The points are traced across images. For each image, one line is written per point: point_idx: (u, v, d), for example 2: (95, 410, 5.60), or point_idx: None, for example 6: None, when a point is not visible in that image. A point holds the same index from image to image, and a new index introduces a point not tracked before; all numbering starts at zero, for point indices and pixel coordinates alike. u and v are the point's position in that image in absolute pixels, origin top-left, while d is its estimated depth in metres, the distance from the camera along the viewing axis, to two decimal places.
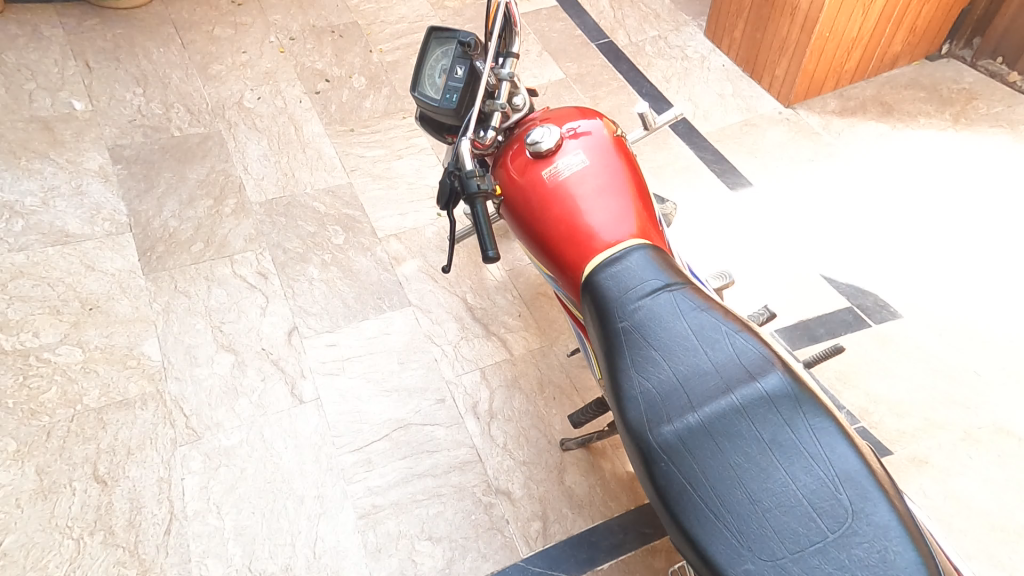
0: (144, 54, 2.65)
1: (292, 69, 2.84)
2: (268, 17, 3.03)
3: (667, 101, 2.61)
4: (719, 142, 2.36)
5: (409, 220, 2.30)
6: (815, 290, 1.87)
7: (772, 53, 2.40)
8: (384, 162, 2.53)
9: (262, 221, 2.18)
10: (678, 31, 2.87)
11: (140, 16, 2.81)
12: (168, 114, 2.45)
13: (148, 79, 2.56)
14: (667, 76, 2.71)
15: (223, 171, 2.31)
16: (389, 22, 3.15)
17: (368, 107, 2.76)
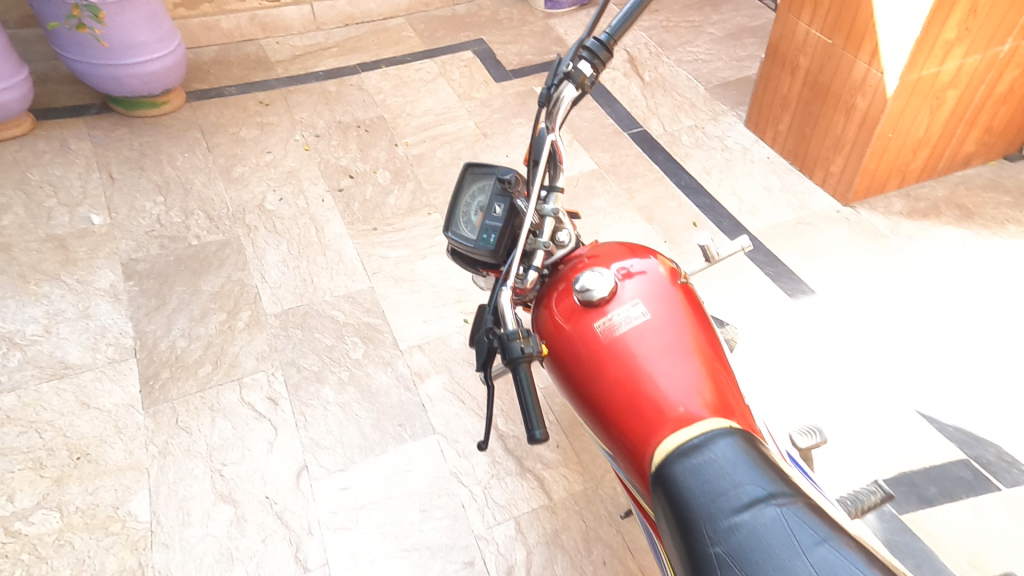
0: (169, 160, 2.69)
1: (317, 167, 2.83)
2: (294, 116, 3.09)
3: (707, 193, 2.53)
4: (771, 240, 2.26)
5: (433, 329, 2.12)
6: (905, 422, 1.71)
7: (825, 149, 2.35)
8: (409, 262, 2.40)
9: (277, 335, 2.04)
10: (716, 119, 2.84)
11: (168, 123, 2.87)
12: (187, 222, 2.42)
13: (171, 185, 2.57)
14: (706, 167, 2.63)
15: (239, 280, 2.22)
16: (414, 115, 3.17)
17: (393, 203, 2.69)
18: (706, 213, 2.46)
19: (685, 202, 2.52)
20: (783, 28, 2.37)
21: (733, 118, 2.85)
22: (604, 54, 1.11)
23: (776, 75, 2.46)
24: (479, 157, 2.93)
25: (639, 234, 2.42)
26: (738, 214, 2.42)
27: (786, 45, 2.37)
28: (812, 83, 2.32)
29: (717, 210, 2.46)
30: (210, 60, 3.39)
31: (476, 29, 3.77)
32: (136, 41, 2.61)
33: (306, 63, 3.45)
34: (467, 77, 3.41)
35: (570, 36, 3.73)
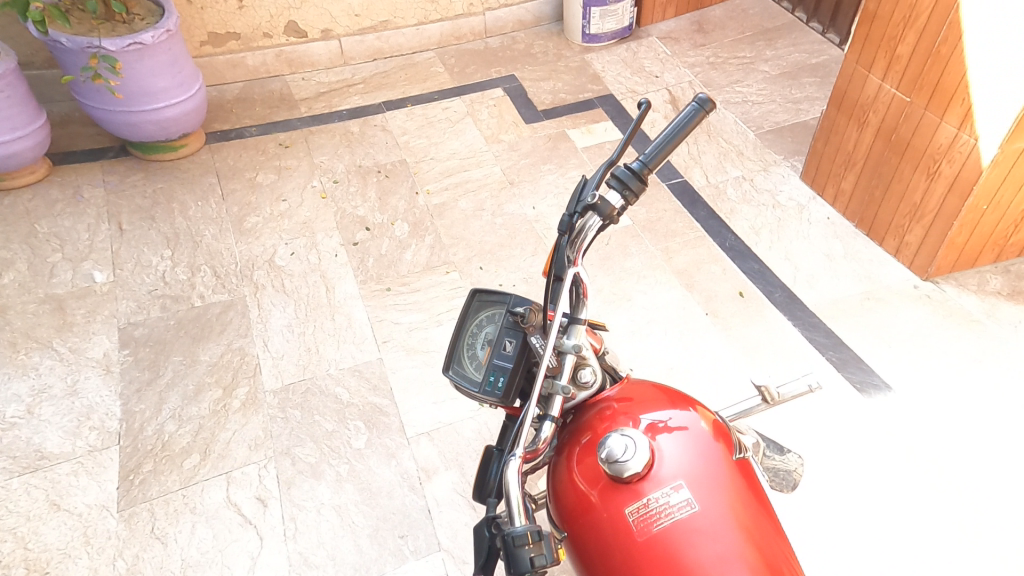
0: (181, 209, 2.59)
1: (332, 217, 2.68)
2: (314, 158, 2.96)
3: (756, 258, 2.35)
4: (833, 318, 2.09)
5: (445, 412, 1.91)
6: (1000, 555, 1.58)
7: (899, 215, 2.19)
8: (422, 330, 2.22)
9: (273, 418, 1.89)
10: (766, 172, 2.73)
11: (185, 167, 2.78)
12: (192, 280, 2.31)
13: (180, 236, 2.47)
14: (754, 226, 2.48)
15: (239, 347, 2.10)
16: (438, 159, 3.01)
17: (408, 260, 2.52)
18: (753, 281, 2.27)
19: (729, 267, 2.34)
20: (850, 82, 2.25)
21: (786, 170, 2.74)
22: (637, 181, 0.89)
23: (839, 129, 2.34)
24: (504, 208, 2.73)
25: (675, 300, 2.24)
26: (791, 284, 2.23)
27: (853, 100, 2.25)
28: (884, 142, 2.18)
29: (767, 277, 2.27)
30: (234, 98, 3.30)
31: (508, 64, 3.61)
32: (155, 87, 2.53)
33: (331, 101, 3.33)
34: (496, 117, 3.25)
35: (608, 72, 3.51)
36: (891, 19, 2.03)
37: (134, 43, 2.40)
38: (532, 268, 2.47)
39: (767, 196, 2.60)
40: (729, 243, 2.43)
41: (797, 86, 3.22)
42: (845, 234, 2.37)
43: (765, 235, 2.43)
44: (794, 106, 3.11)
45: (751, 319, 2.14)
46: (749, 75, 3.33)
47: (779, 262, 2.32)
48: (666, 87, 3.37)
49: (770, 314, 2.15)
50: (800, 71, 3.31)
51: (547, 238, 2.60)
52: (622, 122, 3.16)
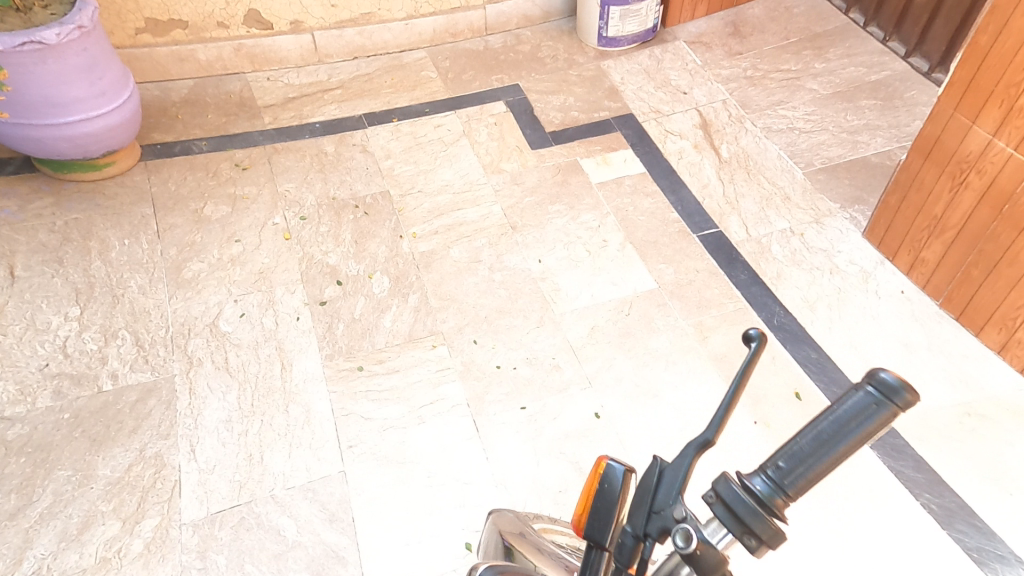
0: (101, 249, 2.14)
1: (297, 264, 2.19)
2: (278, 185, 2.48)
3: (811, 342, 1.99)
4: (923, 441, 1.74)
5: (425, 556, 1.53)
6: None
7: (1008, 301, 1.84)
8: (400, 430, 1.77)
9: (185, 570, 1.49)
10: (819, 225, 2.31)
11: (109, 190, 2.32)
12: (104, 352, 1.88)
13: (94, 289, 2.03)
14: (808, 297, 2.10)
15: (155, 456, 1.68)
16: (428, 192, 2.53)
17: (387, 327, 2.03)
18: (810, 375, 1.91)
19: (779, 353, 1.95)
20: (943, 132, 1.86)
21: (844, 223, 2.31)
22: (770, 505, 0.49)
23: (925, 186, 1.96)
24: (504, 260, 2.26)
25: (715, 401, 1.86)
26: (860, 384, 1.87)
27: (947, 154, 1.87)
28: (991, 213, 1.81)
29: (828, 371, 1.91)
30: (182, 101, 2.79)
31: (511, 71, 3.10)
32: (68, 97, 2.06)
33: (301, 110, 2.83)
34: (497, 139, 2.77)
35: (628, 84, 3.00)
36: (1012, 63, 1.63)
37: (31, 41, 1.92)
38: (536, 342, 2.01)
39: (821, 257, 2.21)
40: (779, 320, 2.05)
41: (853, 111, 2.74)
42: (926, 319, 2.02)
43: (822, 309, 2.06)
44: (850, 136, 2.64)
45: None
46: (794, 94, 2.85)
47: (841, 350, 1.97)
48: (695, 106, 2.86)
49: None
50: (856, 90, 2.83)
51: (556, 301, 2.14)
52: (643, 150, 2.68)
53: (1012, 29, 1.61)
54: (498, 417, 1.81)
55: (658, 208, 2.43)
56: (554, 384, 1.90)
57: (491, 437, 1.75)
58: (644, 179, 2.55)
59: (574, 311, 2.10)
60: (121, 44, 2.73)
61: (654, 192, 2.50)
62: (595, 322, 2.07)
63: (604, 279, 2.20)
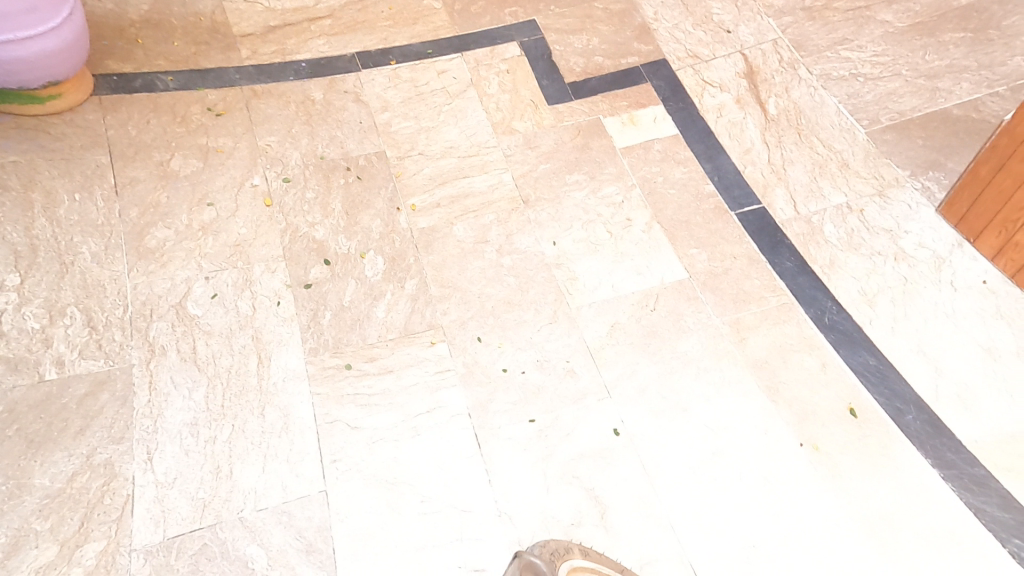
0: (47, 204, 1.89)
1: (279, 238, 1.94)
2: (257, 138, 2.17)
3: (871, 348, 1.70)
4: (1008, 470, 1.55)
5: None
6: None
7: None
8: (392, 443, 1.60)
9: None
10: (884, 198, 1.99)
11: (55, 130, 2.03)
12: (48, 333, 1.69)
13: (38, 254, 1.81)
14: (866, 289, 1.80)
15: (103, 464, 1.54)
16: (430, 156, 2.20)
17: (380, 319, 1.79)
18: (867, 386, 1.65)
19: (830, 359, 1.68)
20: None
21: (912, 195, 1.99)
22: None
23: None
24: (514, 241, 1.97)
25: (754, 417, 1.59)
26: (932, 401, 1.63)
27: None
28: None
29: (891, 382, 1.65)
30: (142, 20, 2.39)
31: (529, 1, 2.65)
32: None
33: (285, 43, 2.45)
34: (509, 91, 2.40)
35: (662, 21, 2.55)
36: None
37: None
38: (549, 342, 1.73)
39: (884, 239, 1.90)
40: (831, 318, 1.75)
41: (935, 48, 2.30)
42: (1013, 316, 1.76)
43: (884, 304, 1.78)
44: (929, 82, 2.23)
45: (868, 459, 1.55)
46: (863, 29, 2.40)
47: (907, 355, 1.70)
48: (740, 48, 2.43)
49: (901, 451, 1.56)
50: (939, 19, 2.36)
51: (572, 293, 1.83)
52: (675, 106, 2.31)
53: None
54: (504, 431, 1.60)
55: (690, 180, 2.09)
56: (567, 393, 1.64)
57: (495, 455, 1.57)
58: (676, 143, 2.20)
59: (592, 306, 1.79)
60: None
61: (686, 159, 2.15)
62: (616, 320, 1.76)
63: (627, 268, 1.87)
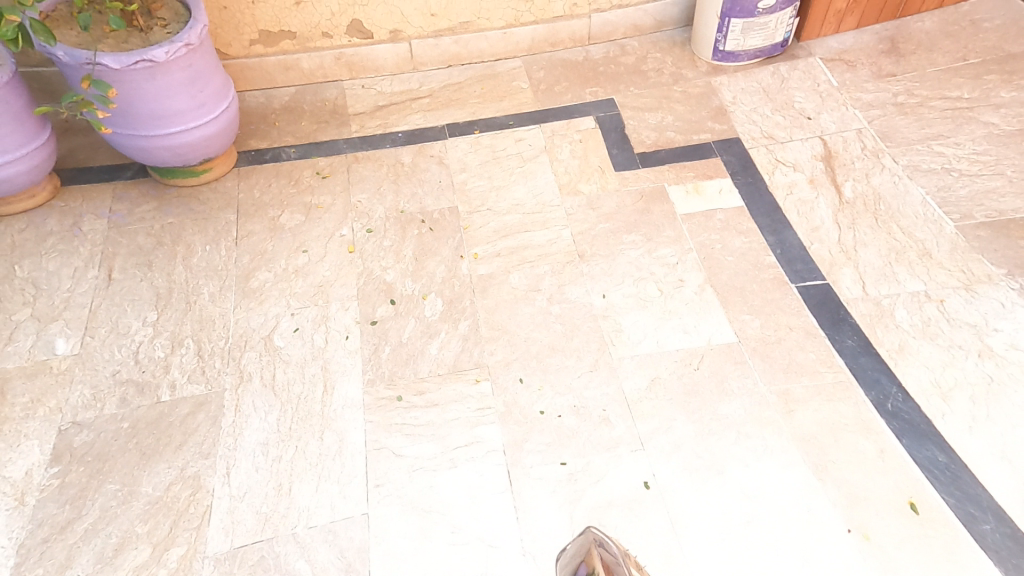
0: (185, 254, 2.25)
1: (355, 280, 2.18)
2: (352, 196, 2.50)
3: (940, 443, 1.57)
4: None
5: None
6: None
7: None
8: (430, 472, 1.62)
9: None
10: (970, 292, 1.85)
11: (205, 196, 2.46)
12: (169, 360, 1.93)
13: (172, 294, 2.12)
14: (940, 381, 1.67)
15: (193, 476, 1.67)
16: (497, 211, 2.41)
17: (433, 356, 1.93)
18: (932, 481, 1.52)
19: (890, 446, 1.57)
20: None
21: (1000, 295, 1.84)
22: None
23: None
24: (565, 292, 2.07)
25: (798, 493, 1.51)
26: (1010, 509, 1.47)
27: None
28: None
29: (964, 484, 1.51)
30: (281, 109, 2.90)
31: (608, 83, 2.90)
32: (172, 109, 2.14)
33: (388, 118, 2.85)
34: (579, 158, 2.59)
35: (739, 105, 2.61)
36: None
37: (144, 60, 1.99)
38: (587, 390, 1.76)
39: (966, 333, 1.77)
40: (894, 404, 1.64)
41: None
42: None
43: (960, 400, 1.64)
44: None
45: (931, 562, 1.41)
46: (962, 127, 2.29)
47: (986, 460, 1.54)
48: (820, 133, 2.38)
49: (972, 559, 1.41)
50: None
51: (615, 344, 1.89)
52: (743, 180, 2.31)
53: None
54: (536, 473, 1.60)
55: (750, 250, 2.06)
56: (602, 441, 1.63)
57: (525, 493, 1.56)
58: (740, 215, 2.19)
59: (634, 358, 1.83)
60: (236, 54, 2.85)
61: (750, 230, 2.13)
62: (656, 374, 1.76)
63: (675, 326, 1.89)
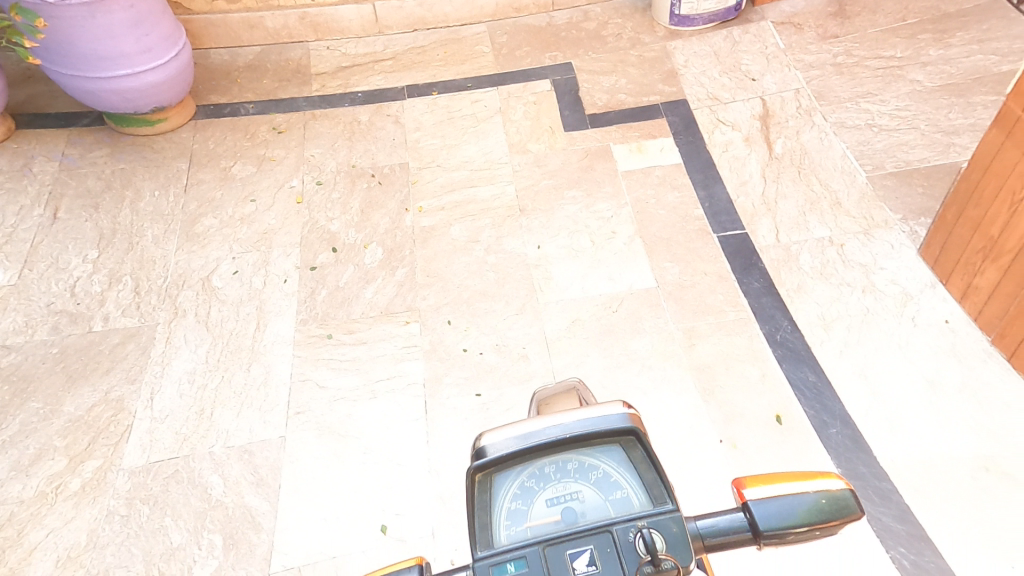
0: (132, 200, 2.30)
1: (300, 228, 2.21)
2: (305, 151, 2.50)
3: (812, 366, 1.69)
4: (922, 497, 1.47)
5: (333, 530, 1.51)
6: None
7: (970, 251, 1.68)
8: (350, 402, 1.72)
9: (106, 514, 1.59)
10: (866, 236, 1.93)
11: (158, 147, 2.49)
12: (105, 295, 2.03)
13: (115, 235, 2.20)
14: (826, 315, 1.78)
15: (116, 399, 1.79)
16: (446, 168, 2.40)
17: (368, 299, 1.98)
18: (800, 399, 1.64)
19: (772, 371, 1.69)
20: (1005, 140, 1.52)
21: (897, 238, 1.91)
22: (743, 532, 0.74)
23: (982, 201, 1.61)
24: (503, 243, 2.11)
25: (680, 411, 1.63)
26: (858, 418, 1.60)
27: (1007, 168, 1.53)
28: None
29: (824, 399, 1.63)
30: (244, 67, 2.85)
31: (568, 49, 2.80)
32: (117, 52, 2.19)
33: (349, 79, 2.78)
34: (531, 119, 2.54)
35: (691, 68, 2.59)
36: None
37: None
38: (511, 329, 1.84)
39: (856, 272, 1.85)
40: (783, 335, 1.75)
41: (962, 108, 2.21)
42: (968, 356, 1.67)
43: (838, 330, 1.75)
44: (945, 138, 2.14)
45: (784, 465, 1.54)
46: (890, 85, 2.32)
47: (849, 380, 1.66)
48: (761, 94, 2.41)
49: (817, 462, 1.54)
50: (974, 83, 2.27)
51: (543, 290, 1.94)
52: (685, 139, 2.33)
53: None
54: (451, 403, 1.69)
55: (682, 204, 2.11)
56: (517, 373, 1.74)
57: (438, 420, 1.66)
58: (677, 171, 2.23)
59: (559, 302, 1.90)
60: (199, 11, 2.81)
61: (683, 185, 2.18)
62: (577, 316, 1.86)
63: (601, 273, 1.96)
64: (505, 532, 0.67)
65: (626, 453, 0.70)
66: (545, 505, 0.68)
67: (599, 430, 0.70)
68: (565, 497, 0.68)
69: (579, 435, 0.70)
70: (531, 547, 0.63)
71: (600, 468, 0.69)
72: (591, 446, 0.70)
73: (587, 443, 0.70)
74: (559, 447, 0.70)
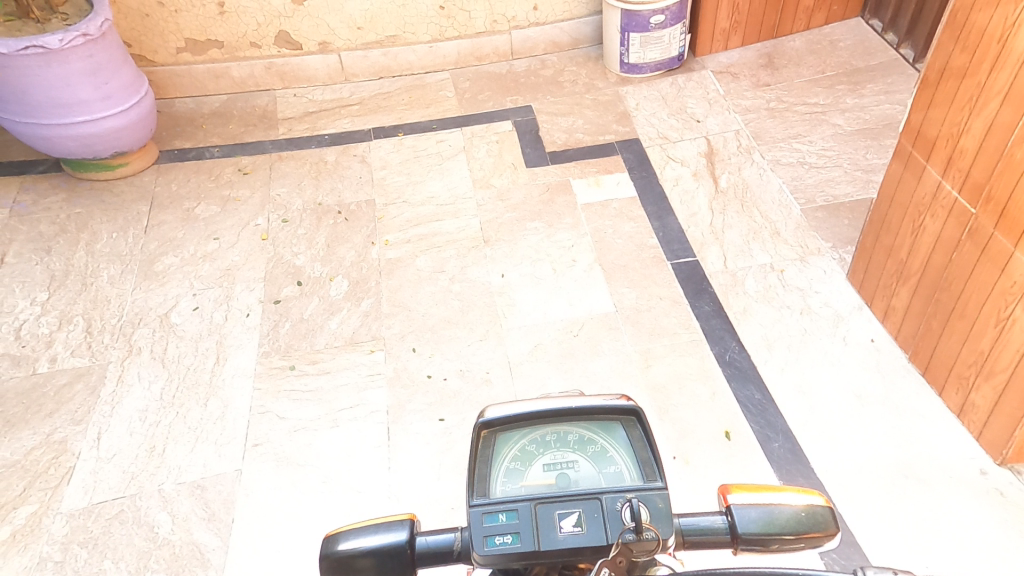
0: (88, 242, 2.28)
1: (264, 264, 2.21)
2: (271, 190, 2.52)
3: (757, 384, 1.76)
4: (850, 502, 1.52)
5: (284, 564, 1.47)
6: None
7: (885, 274, 1.81)
8: (311, 431, 1.71)
9: (38, 564, 1.49)
10: (803, 262, 2.05)
11: (118, 190, 2.48)
12: (53, 336, 1.98)
13: (67, 277, 2.16)
14: (768, 335, 1.86)
15: (59, 441, 1.72)
16: (411, 203, 2.45)
17: (331, 330, 1.98)
18: (745, 415, 1.69)
19: (721, 390, 1.75)
20: (903, 172, 1.67)
21: (829, 263, 2.04)
22: (719, 539, 0.63)
23: (891, 228, 1.75)
24: (467, 272, 2.15)
25: None
26: (798, 431, 1.66)
27: (906, 197, 1.67)
28: (946, 259, 1.59)
29: (768, 415, 1.69)
30: (211, 113, 2.91)
31: (528, 92, 2.96)
32: (74, 99, 2.22)
33: (315, 123, 2.86)
34: (494, 156, 2.64)
35: (641, 110, 2.77)
36: (953, 101, 1.48)
37: (34, 46, 2.08)
38: (474, 355, 1.87)
39: (795, 296, 1.96)
40: (730, 355, 1.82)
41: (877, 150, 2.41)
42: (891, 372, 1.76)
43: (780, 350, 1.83)
44: (865, 175, 2.33)
45: (734, 478, 1.57)
46: (815, 128, 2.53)
47: (786, 395, 1.73)
48: (705, 134, 2.59)
49: (759, 474, 1.58)
50: (886, 128, 2.49)
51: (505, 316, 1.98)
52: (639, 174, 2.46)
53: (952, 66, 1.46)
54: (414, 427, 1.70)
55: (637, 233, 2.22)
56: (479, 399, 1.76)
57: (400, 447, 1.66)
58: (632, 204, 2.34)
59: (522, 327, 1.94)
60: (163, 62, 2.89)
61: (638, 216, 2.28)
62: (540, 340, 1.90)
63: (562, 298, 2.02)
64: (500, 490, 0.62)
65: (625, 434, 0.65)
66: (541, 471, 0.63)
67: (604, 404, 0.66)
68: (561, 466, 0.63)
69: (580, 409, 0.66)
70: (523, 500, 0.57)
71: (600, 443, 0.64)
72: (593, 421, 0.66)
73: (590, 418, 0.66)
74: (562, 417, 0.66)
